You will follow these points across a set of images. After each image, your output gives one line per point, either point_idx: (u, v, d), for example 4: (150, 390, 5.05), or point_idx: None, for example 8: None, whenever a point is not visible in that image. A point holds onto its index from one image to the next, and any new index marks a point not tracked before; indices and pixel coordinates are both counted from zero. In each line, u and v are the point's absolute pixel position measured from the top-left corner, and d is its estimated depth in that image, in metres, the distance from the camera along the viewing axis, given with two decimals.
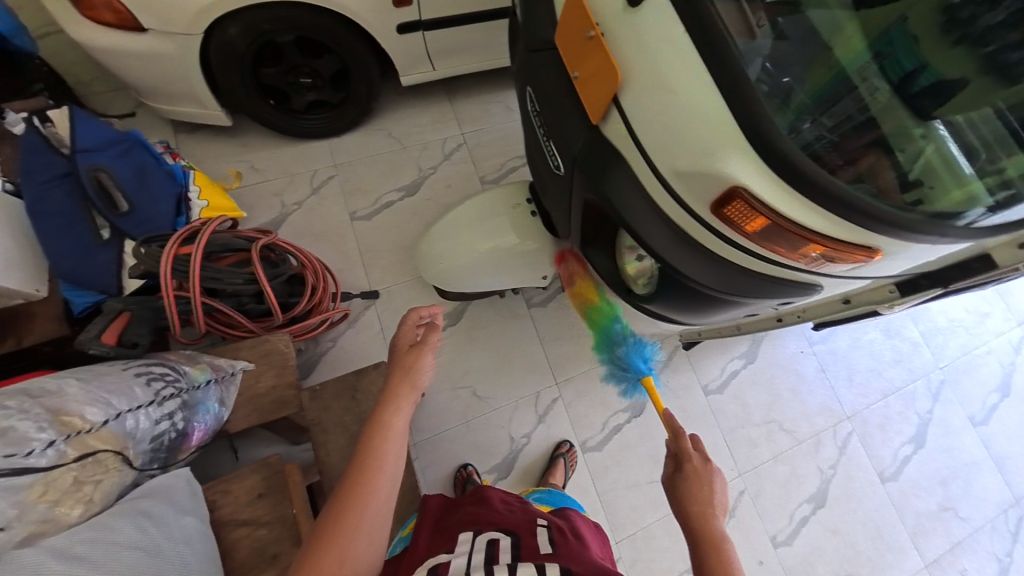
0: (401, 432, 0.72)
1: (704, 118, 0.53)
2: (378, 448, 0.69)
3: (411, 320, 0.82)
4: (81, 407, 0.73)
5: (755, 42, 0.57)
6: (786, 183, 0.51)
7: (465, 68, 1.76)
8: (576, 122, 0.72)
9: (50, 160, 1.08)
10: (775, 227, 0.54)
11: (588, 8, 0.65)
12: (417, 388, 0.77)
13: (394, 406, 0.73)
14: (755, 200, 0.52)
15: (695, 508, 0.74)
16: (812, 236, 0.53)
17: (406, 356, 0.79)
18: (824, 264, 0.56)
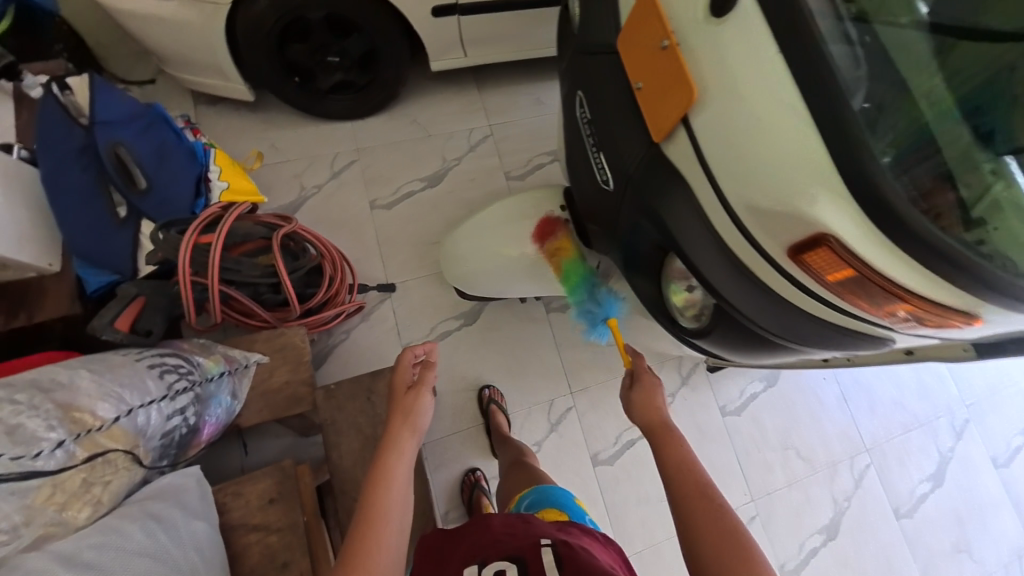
0: (402, 479, 0.74)
1: (795, 153, 0.48)
2: (380, 500, 0.71)
3: (404, 363, 0.87)
4: (92, 402, 0.70)
5: (857, 69, 0.51)
6: (885, 236, 0.46)
7: (498, 57, 1.69)
8: (633, 137, 0.67)
9: (68, 131, 1.04)
10: (863, 280, 0.49)
11: (663, 14, 0.59)
12: (417, 431, 0.80)
13: (397, 455, 0.76)
14: (846, 250, 0.47)
15: (643, 408, 0.83)
16: (904, 295, 0.48)
17: (406, 398, 0.83)
18: (906, 325, 0.52)
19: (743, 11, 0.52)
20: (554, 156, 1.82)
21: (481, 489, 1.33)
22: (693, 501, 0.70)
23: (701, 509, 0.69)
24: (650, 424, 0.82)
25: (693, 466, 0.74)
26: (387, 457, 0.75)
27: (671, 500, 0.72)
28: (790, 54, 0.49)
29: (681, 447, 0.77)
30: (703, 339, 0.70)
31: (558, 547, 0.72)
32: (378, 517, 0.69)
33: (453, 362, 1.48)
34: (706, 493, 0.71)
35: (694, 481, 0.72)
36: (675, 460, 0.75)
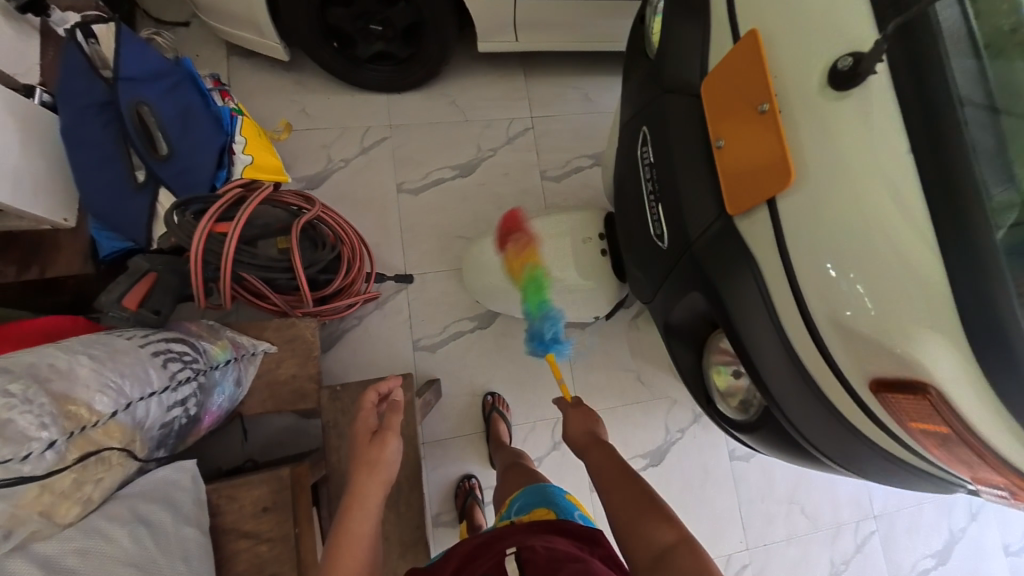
0: (363, 535, 0.72)
1: (911, 283, 0.41)
2: (340, 559, 0.69)
3: (368, 403, 0.88)
4: (89, 394, 0.68)
5: (1000, 182, 0.43)
6: (996, 396, 0.40)
7: (550, 45, 1.57)
8: (703, 199, 0.57)
9: (89, 83, 0.98)
10: (954, 438, 0.43)
11: (768, 70, 0.49)
12: (385, 482, 0.78)
13: (363, 506, 0.74)
14: (944, 404, 0.41)
15: (574, 428, 0.97)
16: (1004, 467, 0.42)
17: (371, 446, 0.81)
18: (992, 489, 0.46)
19: (870, 95, 0.44)
20: (595, 160, 1.72)
21: (475, 499, 1.32)
22: (611, 486, 0.81)
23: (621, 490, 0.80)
24: (576, 437, 0.95)
25: (612, 460, 0.86)
26: (351, 515, 0.73)
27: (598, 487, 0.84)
28: (924, 159, 0.42)
29: (602, 447, 0.89)
30: (742, 431, 0.64)
31: (522, 554, 0.70)
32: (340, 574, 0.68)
33: (463, 366, 1.45)
34: (626, 477, 0.81)
35: (614, 470, 0.84)
36: (596, 458, 0.88)
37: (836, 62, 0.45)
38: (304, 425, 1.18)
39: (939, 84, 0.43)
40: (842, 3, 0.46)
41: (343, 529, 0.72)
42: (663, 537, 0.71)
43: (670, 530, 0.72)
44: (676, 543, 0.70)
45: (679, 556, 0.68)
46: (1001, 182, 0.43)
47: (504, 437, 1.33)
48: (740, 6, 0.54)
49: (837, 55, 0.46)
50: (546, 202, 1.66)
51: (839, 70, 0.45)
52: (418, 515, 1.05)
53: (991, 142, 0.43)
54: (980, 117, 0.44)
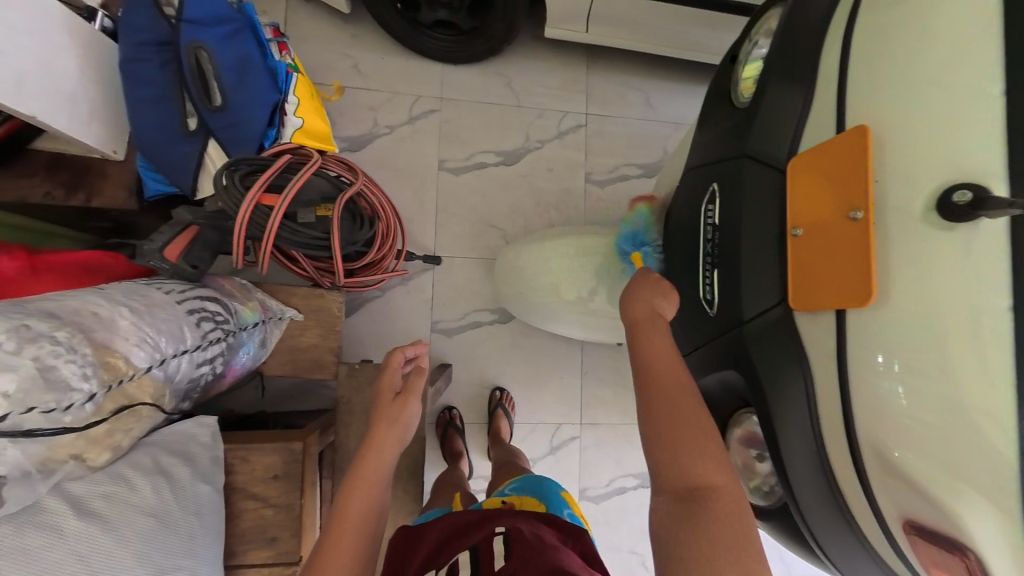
0: (376, 483, 0.73)
1: (980, 450, 0.39)
2: (350, 502, 0.71)
3: (394, 363, 0.86)
4: (127, 347, 0.70)
5: None
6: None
7: (619, 43, 1.49)
8: (766, 283, 0.55)
9: (153, 20, 0.95)
10: None
11: (870, 174, 0.46)
12: (402, 439, 0.79)
13: (377, 457, 0.75)
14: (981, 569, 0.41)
15: (633, 299, 0.72)
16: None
17: (393, 405, 0.81)
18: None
19: (982, 236, 0.41)
20: (643, 171, 1.66)
21: (455, 429, 1.40)
22: (667, 398, 0.62)
23: (680, 405, 0.61)
24: (633, 313, 0.71)
25: (676, 363, 0.64)
26: (365, 461, 0.75)
27: (644, 389, 0.64)
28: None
29: (667, 334, 0.67)
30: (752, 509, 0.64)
31: (510, 534, 0.70)
32: (349, 514, 0.70)
33: (475, 356, 1.48)
34: (688, 389, 0.62)
35: (675, 373, 0.64)
36: (657, 351, 0.66)
37: (949, 192, 0.42)
38: (317, 390, 1.22)
39: None
40: (973, 124, 0.43)
41: (359, 470, 0.74)
42: (711, 481, 0.57)
43: (720, 473, 0.58)
44: (720, 487, 0.57)
45: (717, 501, 0.56)
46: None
47: (505, 435, 1.37)
48: (851, 92, 0.51)
49: (954, 182, 0.43)
50: (586, 206, 1.62)
51: (952, 201, 0.42)
52: (413, 498, 1.11)
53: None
54: None
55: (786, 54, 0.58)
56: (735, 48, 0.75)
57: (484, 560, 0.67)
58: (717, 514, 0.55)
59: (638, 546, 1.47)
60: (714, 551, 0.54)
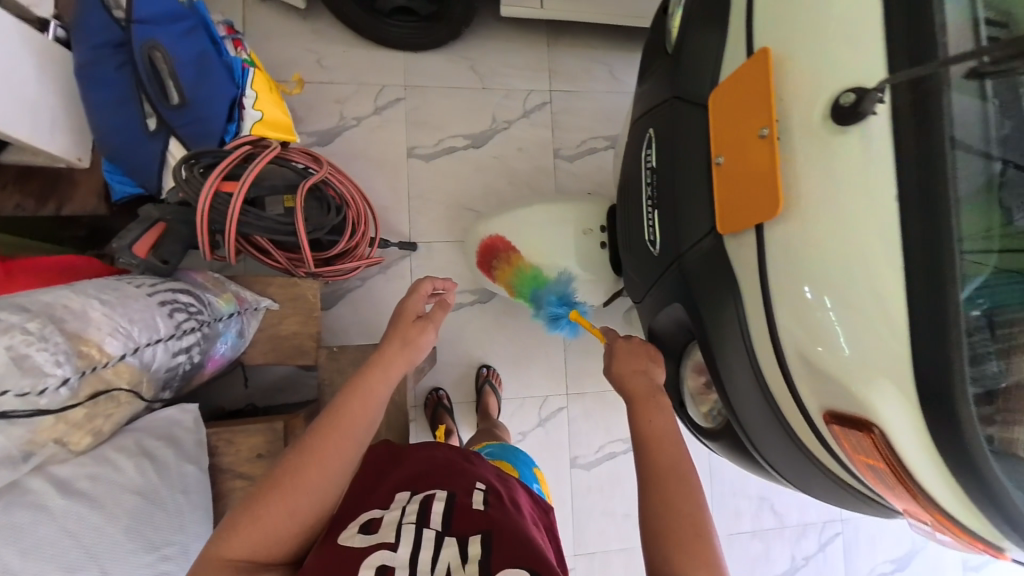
0: (376, 399, 0.72)
1: (878, 339, 0.43)
2: (343, 420, 0.70)
3: (422, 291, 0.83)
4: (101, 336, 0.73)
5: (982, 243, 0.45)
6: (937, 449, 0.43)
7: (579, 16, 1.50)
8: (697, 214, 0.58)
9: (106, 24, 0.97)
10: (893, 476, 0.47)
11: (773, 94, 0.49)
12: (410, 363, 0.77)
13: (384, 372, 0.74)
14: (887, 445, 0.45)
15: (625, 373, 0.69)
16: (930, 506, 0.47)
17: (411, 327, 0.79)
18: (916, 521, 0.51)
19: (870, 136, 0.44)
20: (611, 143, 1.69)
21: (444, 409, 1.43)
22: (666, 500, 0.62)
23: (676, 502, 0.61)
24: (632, 386, 0.67)
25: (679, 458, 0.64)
26: (371, 372, 0.73)
27: (646, 482, 0.64)
28: (910, 210, 0.42)
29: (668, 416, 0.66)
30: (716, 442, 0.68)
31: (489, 492, 0.72)
32: (346, 412, 0.70)
33: (459, 337, 1.50)
34: (685, 486, 0.62)
35: (672, 464, 0.64)
36: (660, 440, 0.64)
37: (838, 97, 0.45)
38: (303, 379, 1.25)
39: (938, 132, 0.43)
40: (861, 33, 0.45)
41: (359, 383, 0.72)
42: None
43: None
44: None
45: None
46: (982, 254, 0.45)
47: (494, 411, 1.41)
48: (756, 20, 0.53)
49: (841, 90, 0.45)
50: (558, 182, 1.65)
51: (840, 106, 0.45)
52: None
53: (983, 220, 0.45)
54: (972, 161, 0.45)
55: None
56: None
57: (461, 501, 0.68)
58: None
59: (632, 509, 1.51)
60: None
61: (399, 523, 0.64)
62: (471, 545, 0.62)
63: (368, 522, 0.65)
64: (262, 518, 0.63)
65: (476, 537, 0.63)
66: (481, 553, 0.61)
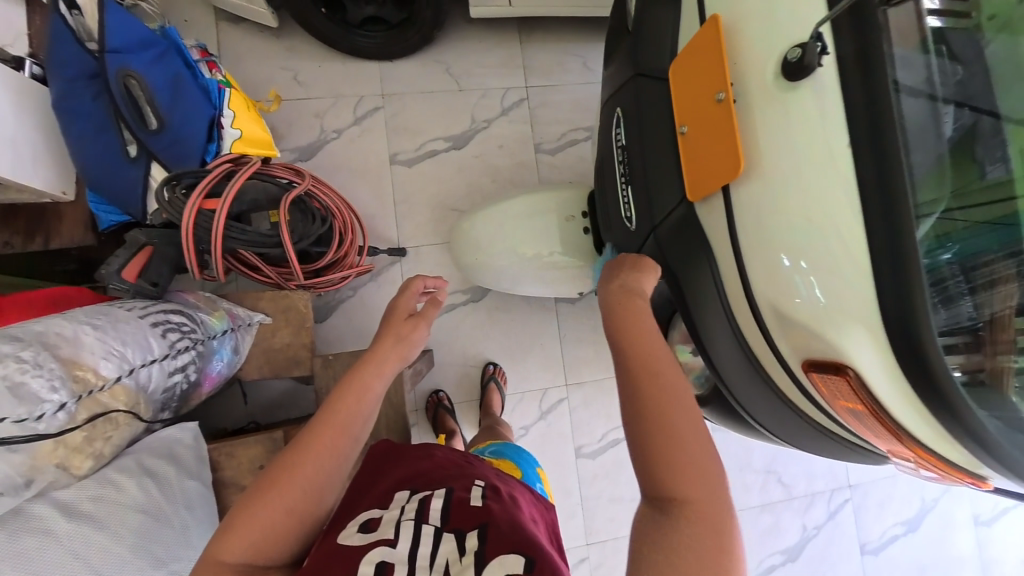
0: (370, 393, 0.74)
1: (842, 284, 0.44)
2: (331, 417, 0.71)
3: (413, 289, 0.85)
4: (95, 359, 0.73)
5: (936, 187, 0.47)
6: (910, 386, 0.44)
7: (547, 10, 1.51)
8: (667, 184, 0.59)
9: (77, 54, 0.97)
10: (870, 417, 0.48)
11: (727, 58, 0.50)
12: (404, 359, 0.80)
13: (376, 367, 0.76)
14: (862, 386, 0.46)
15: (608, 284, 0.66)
16: (910, 442, 0.48)
17: (403, 325, 0.81)
18: (900, 460, 0.52)
19: (820, 88, 0.45)
20: (590, 133, 1.70)
21: (444, 409, 1.44)
22: (645, 408, 0.58)
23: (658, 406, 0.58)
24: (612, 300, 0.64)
25: (662, 362, 0.60)
26: (365, 367, 0.76)
27: (626, 389, 0.60)
28: (862, 156, 0.44)
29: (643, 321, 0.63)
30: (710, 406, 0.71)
31: (488, 487, 0.72)
32: (342, 404, 0.72)
33: (455, 337, 1.51)
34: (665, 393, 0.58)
35: (656, 372, 0.60)
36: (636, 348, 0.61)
37: (786, 54, 0.46)
38: (300, 392, 1.25)
39: (883, 78, 0.44)
40: None
41: (354, 379, 0.74)
42: (683, 505, 0.54)
43: (694, 494, 0.55)
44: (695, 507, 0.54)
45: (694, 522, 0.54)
46: (935, 195, 0.46)
47: (496, 408, 1.41)
48: None
49: (787, 50, 0.47)
50: (541, 176, 1.66)
51: (790, 61, 0.46)
52: None
53: (936, 165, 0.47)
54: (919, 103, 0.47)
55: None
56: None
57: (460, 497, 0.68)
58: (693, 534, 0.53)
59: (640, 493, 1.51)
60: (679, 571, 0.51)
61: (397, 520, 0.64)
62: (469, 539, 0.61)
63: (366, 521, 0.65)
64: (252, 519, 0.63)
65: (473, 532, 0.62)
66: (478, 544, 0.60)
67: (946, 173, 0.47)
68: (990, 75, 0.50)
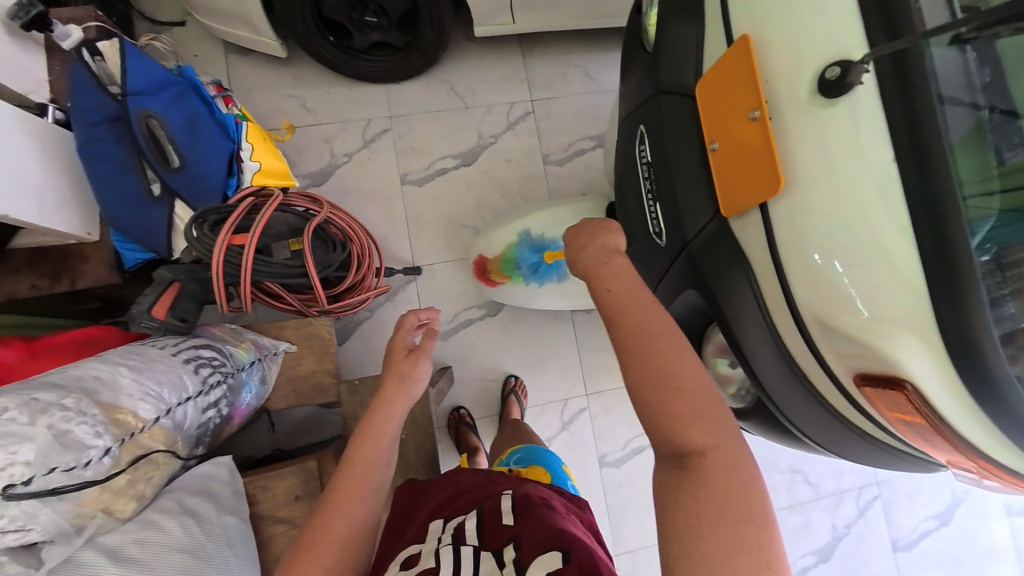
0: (383, 435, 0.76)
1: (895, 296, 0.44)
2: (359, 450, 0.74)
3: (408, 325, 0.86)
4: (133, 402, 0.74)
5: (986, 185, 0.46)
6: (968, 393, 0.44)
7: (549, 25, 1.52)
8: (700, 200, 0.59)
9: (98, 99, 0.99)
10: (929, 429, 0.47)
11: (759, 76, 0.50)
12: (411, 396, 0.81)
13: (387, 411, 0.78)
14: (921, 399, 0.45)
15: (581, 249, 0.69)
16: (971, 452, 0.47)
17: (404, 363, 0.82)
18: (961, 471, 0.51)
19: (859, 105, 0.46)
20: (596, 142, 1.71)
21: (467, 426, 1.44)
22: (646, 359, 0.58)
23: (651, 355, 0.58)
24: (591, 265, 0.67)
25: (647, 303, 0.62)
26: (374, 415, 0.77)
27: (623, 344, 0.61)
28: (907, 167, 0.44)
29: (627, 273, 0.64)
30: (753, 419, 0.68)
31: (517, 497, 0.70)
32: (369, 433, 0.75)
33: (473, 353, 1.51)
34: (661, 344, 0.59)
35: (648, 319, 0.61)
36: (622, 301, 0.62)
37: (823, 72, 0.47)
38: (324, 416, 1.26)
39: (922, 91, 0.44)
40: (833, 10, 0.48)
41: (366, 429, 0.76)
42: (696, 446, 0.55)
43: (704, 434, 0.55)
44: (708, 449, 0.55)
45: (712, 465, 0.54)
46: (983, 199, 0.45)
47: (515, 419, 1.40)
48: (733, 10, 0.55)
49: (825, 65, 0.47)
50: (549, 187, 1.67)
51: (827, 79, 0.46)
52: None
53: (979, 163, 0.46)
54: (959, 111, 0.46)
55: None
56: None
57: (491, 515, 0.67)
58: (711, 481, 0.53)
59: None
60: (705, 522, 0.51)
61: (436, 550, 0.64)
62: (505, 552, 0.60)
63: (407, 558, 0.65)
64: None
65: (508, 546, 0.61)
66: (514, 553, 0.60)
67: (993, 173, 0.46)
68: (1002, 64, 0.48)
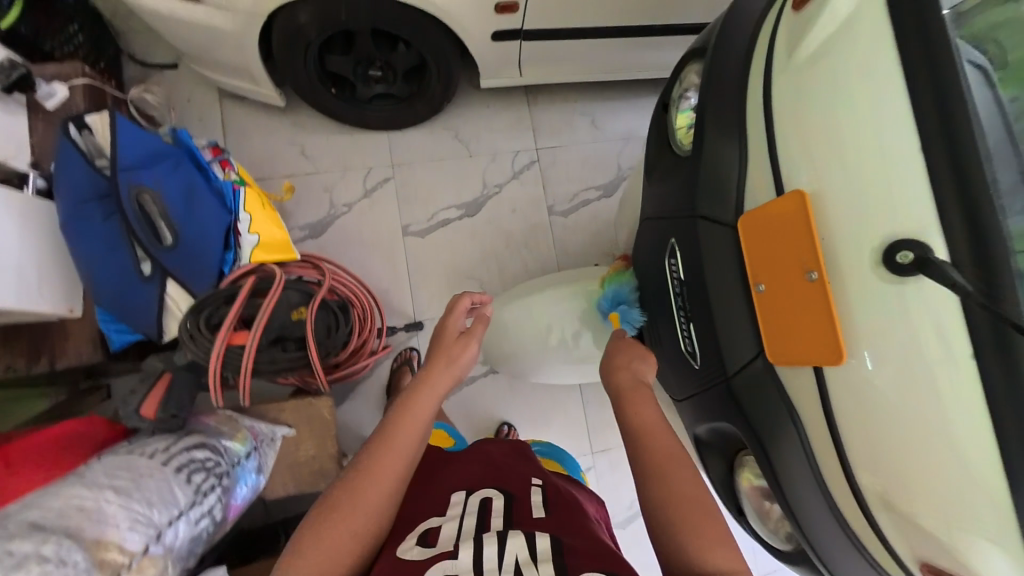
0: (423, 414, 0.73)
1: (970, 492, 0.42)
2: (399, 425, 0.71)
3: (460, 307, 0.82)
4: (119, 533, 0.69)
5: None
6: None
7: (558, 79, 1.50)
8: (746, 342, 0.55)
9: (88, 175, 0.94)
10: None
11: (816, 235, 0.48)
12: (455, 378, 0.77)
13: (431, 389, 0.74)
14: None
15: (615, 366, 0.77)
16: None
17: (453, 345, 0.79)
18: None
19: (931, 287, 0.43)
20: (602, 191, 1.68)
21: None
22: (673, 488, 0.66)
23: (682, 480, 0.66)
24: (619, 387, 0.75)
25: (668, 435, 0.70)
26: (420, 389, 0.74)
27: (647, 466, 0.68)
28: (984, 358, 0.41)
29: (654, 405, 0.72)
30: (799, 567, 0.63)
31: (547, 490, 0.73)
32: (415, 405, 0.73)
33: (476, 412, 1.46)
34: (686, 471, 0.67)
35: (669, 450, 0.69)
36: (652, 424, 0.71)
37: (893, 251, 0.44)
38: None
39: (1005, 275, 0.41)
40: (902, 172, 0.45)
41: (411, 399, 0.73)
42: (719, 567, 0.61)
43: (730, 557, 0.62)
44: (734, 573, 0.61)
45: None
46: None
47: None
48: (783, 150, 0.52)
49: (893, 240, 0.44)
50: (555, 237, 1.63)
51: (898, 260, 0.44)
52: None
53: None
54: None
55: (715, 107, 0.59)
56: (665, 96, 0.75)
57: (521, 503, 0.69)
58: None
59: None
60: None
61: (457, 535, 0.63)
62: (537, 543, 0.61)
63: (425, 534, 0.65)
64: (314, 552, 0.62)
65: (544, 536, 0.62)
66: (555, 554, 0.59)
67: None
68: None
